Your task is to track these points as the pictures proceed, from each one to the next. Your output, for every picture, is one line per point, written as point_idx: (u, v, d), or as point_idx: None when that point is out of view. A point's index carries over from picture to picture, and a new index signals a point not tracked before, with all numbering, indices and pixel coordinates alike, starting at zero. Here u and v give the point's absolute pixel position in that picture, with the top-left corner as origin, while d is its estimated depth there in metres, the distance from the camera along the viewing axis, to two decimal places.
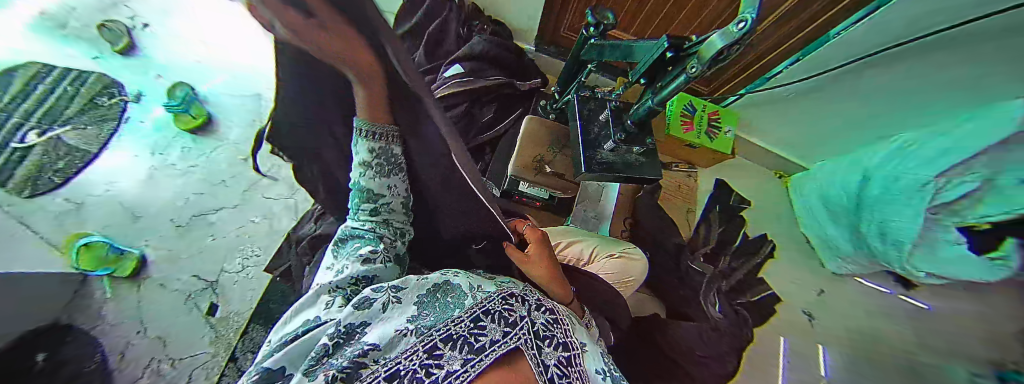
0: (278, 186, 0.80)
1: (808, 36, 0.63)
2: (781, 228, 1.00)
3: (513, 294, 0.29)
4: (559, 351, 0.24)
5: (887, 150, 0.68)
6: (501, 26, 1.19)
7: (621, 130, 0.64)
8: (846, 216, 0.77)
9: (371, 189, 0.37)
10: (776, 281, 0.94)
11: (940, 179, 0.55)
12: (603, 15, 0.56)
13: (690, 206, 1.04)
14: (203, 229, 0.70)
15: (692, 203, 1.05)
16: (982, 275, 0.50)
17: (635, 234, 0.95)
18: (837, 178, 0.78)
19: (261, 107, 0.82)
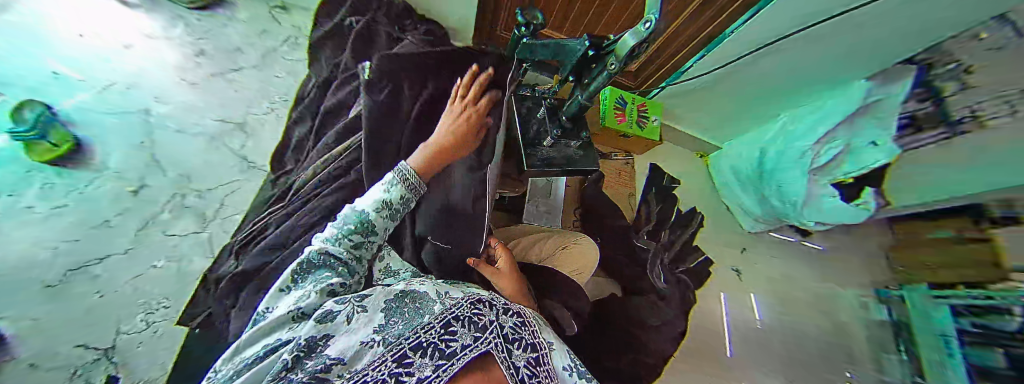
0: (184, 220, 0.64)
1: (712, 33, 0.75)
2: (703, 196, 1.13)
3: (481, 299, 0.32)
4: (527, 352, 0.28)
5: (775, 129, 0.89)
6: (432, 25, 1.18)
7: (558, 127, 0.70)
8: (754, 183, 0.95)
9: (346, 227, 0.39)
10: (710, 245, 1.03)
11: (818, 145, 0.76)
12: (532, 13, 0.48)
13: (631, 191, 1.14)
14: (84, 286, 0.52)
15: (631, 187, 1.14)
16: (850, 215, 0.74)
17: (586, 221, 1.03)
18: (746, 150, 0.97)
19: (154, 120, 0.70)
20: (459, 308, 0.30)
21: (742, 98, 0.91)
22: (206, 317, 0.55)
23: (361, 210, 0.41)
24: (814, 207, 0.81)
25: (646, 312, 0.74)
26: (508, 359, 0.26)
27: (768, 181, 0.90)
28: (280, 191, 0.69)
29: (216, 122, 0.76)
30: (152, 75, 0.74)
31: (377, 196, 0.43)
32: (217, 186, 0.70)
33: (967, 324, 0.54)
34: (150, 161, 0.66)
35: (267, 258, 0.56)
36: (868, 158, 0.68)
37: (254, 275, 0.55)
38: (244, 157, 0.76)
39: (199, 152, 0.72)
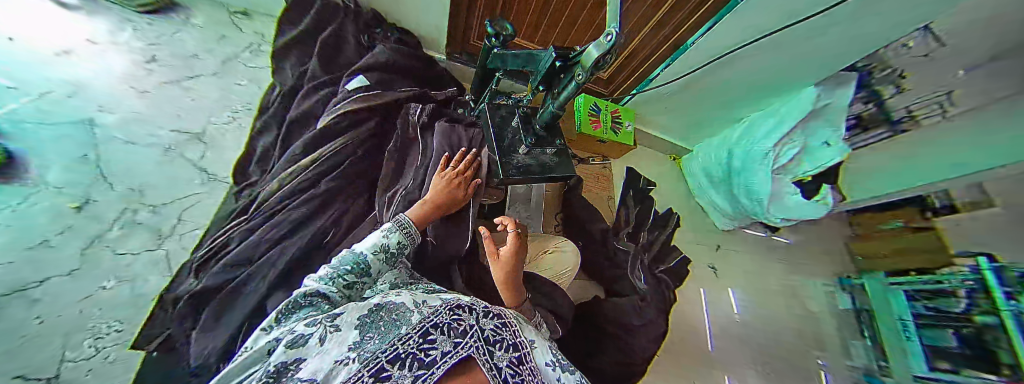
0: (137, 236, 0.72)
1: (677, 41, 0.89)
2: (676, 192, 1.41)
3: (461, 306, 0.40)
4: (509, 353, 0.36)
5: (741, 129, 1.13)
6: (405, 34, 1.20)
7: (532, 135, 0.71)
8: (723, 183, 1.19)
9: (336, 271, 0.49)
10: (685, 243, 1.28)
11: (777, 147, 0.98)
12: (500, 25, 0.65)
13: (609, 194, 1.34)
14: (18, 312, 0.56)
15: (608, 191, 1.35)
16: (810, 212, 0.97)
17: (567, 225, 1.19)
18: (712, 155, 1.23)
19: (100, 131, 0.77)
20: (434, 320, 0.36)
21: (711, 103, 1.12)
22: (164, 340, 0.63)
23: (359, 253, 0.51)
24: (777, 205, 1.03)
25: (631, 314, 0.94)
26: (489, 359, 0.33)
27: (737, 179, 1.11)
28: (247, 204, 0.80)
29: (172, 133, 0.86)
30: (97, 82, 0.83)
31: (376, 241, 0.55)
32: (174, 200, 0.79)
33: (920, 308, 0.76)
34: (94, 172, 0.73)
35: (234, 273, 0.68)
36: (827, 155, 0.92)
37: (220, 291, 0.66)
38: (206, 171, 0.86)
39: (156, 163, 0.81)
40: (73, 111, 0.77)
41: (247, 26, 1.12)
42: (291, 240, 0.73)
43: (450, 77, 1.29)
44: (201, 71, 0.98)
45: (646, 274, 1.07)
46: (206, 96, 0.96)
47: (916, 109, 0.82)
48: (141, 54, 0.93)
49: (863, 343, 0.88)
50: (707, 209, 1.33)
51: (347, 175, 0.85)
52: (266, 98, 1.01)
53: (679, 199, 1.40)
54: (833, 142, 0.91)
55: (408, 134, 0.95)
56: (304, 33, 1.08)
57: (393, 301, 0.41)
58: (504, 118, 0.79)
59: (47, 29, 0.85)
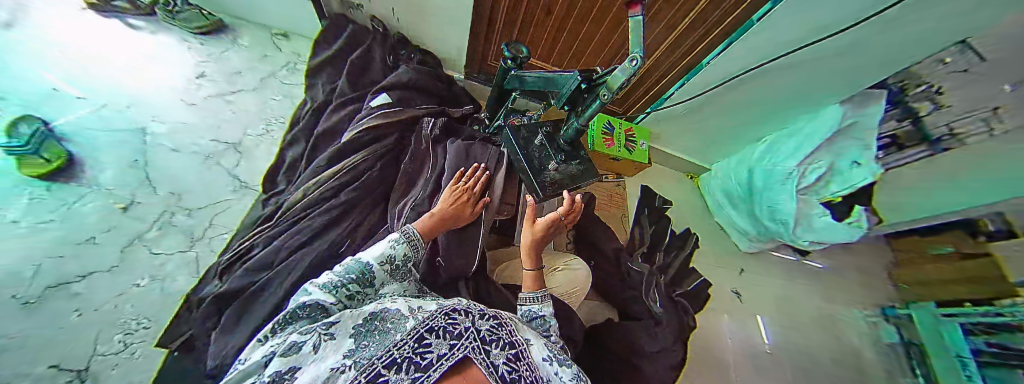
0: (171, 237, 0.78)
1: (689, 63, 0.88)
2: (693, 214, 1.37)
3: (456, 310, 0.43)
4: (507, 351, 0.39)
5: (763, 147, 1.06)
6: (428, 55, 1.31)
7: (560, 152, 0.76)
8: (744, 204, 1.15)
9: (338, 280, 0.50)
10: (705, 267, 1.22)
11: (801, 167, 0.93)
12: (517, 49, 0.65)
13: (624, 213, 1.28)
14: (60, 304, 0.62)
15: (624, 210, 1.29)
16: (840, 231, 0.91)
17: (580, 243, 1.18)
18: (732, 175, 1.18)
19: (150, 139, 0.88)
20: (429, 325, 0.39)
21: (729, 122, 1.09)
22: (185, 340, 0.66)
23: (366, 263, 0.54)
24: (805, 226, 0.98)
25: (645, 338, 0.91)
26: (486, 357, 0.35)
27: (758, 199, 1.07)
28: (271, 212, 0.85)
29: (211, 142, 0.95)
30: (154, 96, 0.95)
31: (383, 252, 0.57)
32: (209, 204, 0.86)
33: (981, 344, 0.75)
34: (143, 177, 0.82)
35: (251, 279, 0.71)
36: (858, 174, 0.84)
37: (240, 296, 0.69)
38: (238, 178, 0.93)
39: (196, 170, 0.89)
40: (130, 121, 0.89)
41: (286, 46, 1.24)
42: (308, 248, 0.76)
43: (468, 96, 1.35)
44: (245, 86, 1.09)
45: (663, 298, 1.04)
46: (245, 109, 1.05)
47: (957, 128, 0.72)
48: (192, 70, 1.05)
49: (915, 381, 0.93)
50: (727, 228, 1.29)
51: (368, 185, 0.89)
52: (297, 112, 1.09)
53: (696, 221, 1.35)
54: (863, 161, 0.83)
55: (421, 148, 1.00)
56: (337, 52, 1.16)
57: (385, 310, 0.45)
58: (528, 134, 0.79)
59: (122, 49, 1.00)
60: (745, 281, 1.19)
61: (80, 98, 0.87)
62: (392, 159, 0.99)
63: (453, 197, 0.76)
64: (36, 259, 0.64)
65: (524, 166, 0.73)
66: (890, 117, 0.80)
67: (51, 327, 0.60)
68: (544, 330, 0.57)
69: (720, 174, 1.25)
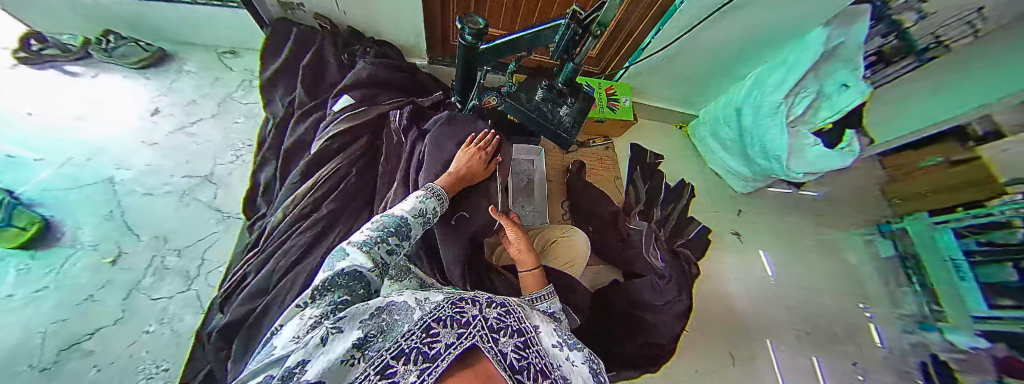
0: (169, 280, 0.84)
1: (663, 7, 0.84)
2: (687, 163, 1.35)
3: (465, 299, 0.40)
4: (514, 339, 0.37)
5: (747, 85, 1.08)
6: (387, 47, 1.19)
7: (564, 97, 0.87)
8: (735, 146, 1.16)
9: (376, 235, 0.49)
10: (703, 215, 1.21)
11: (790, 97, 0.91)
12: (472, 20, 0.59)
13: (617, 175, 1.29)
14: (78, 362, 0.71)
15: (616, 173, 1.30)
16: (828, 160, 0.88)
17: (576, 214, 1.18)
18: (720, 119, 1.19)
19: (120, 187, 0.92)
20: (436, 315, 0.36)
21: (707, 63, 1.06)
22: (206, 373, 0.72)
23: (401, 216, 0.55)
24: (797, 159, 0.94)
25: (647, 290, 0.93)
26: (493, 346, 0.34)
27: (748, 138, 1.06)
28: (255, 239, 0.88)
29: (184, 178, 0.97)
30: (110, 140, 0.97)
31: (415, 204, 0.61)
32: (196, 241, 0.90)
33: (972, 245, 0.67)
34: (122, 226, 0.87)
35: (249, 306, 0.75)
36: (846, 98, 0.81)
37: (244, 322, 0.73)
38: (220, 210, 0.95)
39: (173, 209, 0.92)
40: (97, 173, 0.93)
41: (237, 64, 1.21)
42: (299, 267, 0.78)
43: (436, 83, 1.28)
44: (205, 115, 1.09)
45: (664, 252, 0.99)
46: (210, 139, 1.05)
47: (943, 34, 0.68)
48: (143, 108, 1.05)
49: (914, 290, 0.81)
50: (723, 175, 1.27)
51: (347, 193, 0.89)
52: (262, 131, 1.06)
53: (691, 170, 1.33)
54: (853, 83, 0.80)
55: (393, 141, 0.98)
56: (289, 58, 1.08)
57: (394, 302, 0.39)
58: (530, 89, 0.90)
59: (71, 100, 1.03)
60: (742, 221, 1.19)
61: (40, 159, 0.92)
62: (361, 163, 0.95)
63: (468, 156, 0.81)
64: (46, 323, 0.73)
65: (543, 125, 0.85)
66: (874, 34, 0.76)
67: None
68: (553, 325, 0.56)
69: (710, 120, 1.26)
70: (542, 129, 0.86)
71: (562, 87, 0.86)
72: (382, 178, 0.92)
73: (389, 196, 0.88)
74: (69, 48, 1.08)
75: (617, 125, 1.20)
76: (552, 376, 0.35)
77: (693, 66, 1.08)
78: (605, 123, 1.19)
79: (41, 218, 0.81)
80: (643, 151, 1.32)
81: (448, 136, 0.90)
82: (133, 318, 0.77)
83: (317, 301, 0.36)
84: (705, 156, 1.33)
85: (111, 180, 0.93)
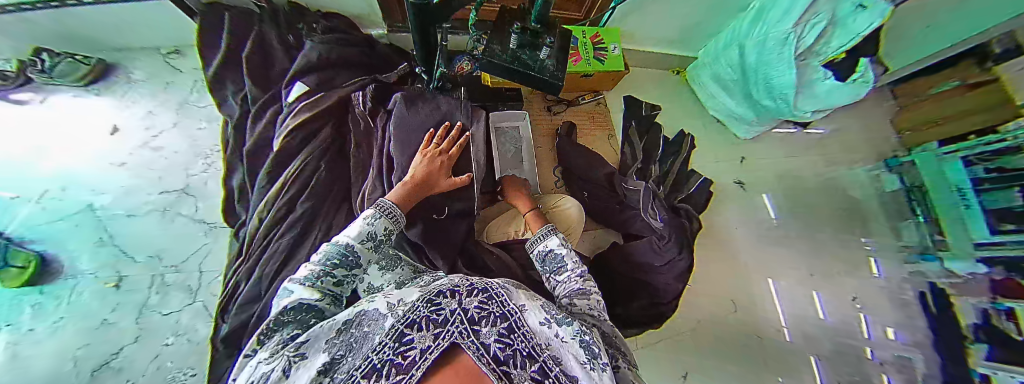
0: (174, 296, 0.79)
1: None
2: (687, 111, 1.23)
3: (442, 294, 0.33)
4: (499, 327, 0.29)
5: (750, 18, 0.91)
6: (337, 20, 1.03)
7: (547, 47, 0.85)
8: (737, 86, 1.02)
9: (320, 268, 0.45)
10: (704, 166, 1.09)
11: (797, 27, 0.76)
12: None
13: (610, 132, 1.17)
14: (113, 378, 0.70)
15: (609, 128, 1.18)
16: (846, 93, 0.76)
17: (568, 180, 1.09)
18: (722, 60, 1.04)
19: (103, 213, 0.85)
20: (411, 318, 0.29)
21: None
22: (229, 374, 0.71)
23: (346, 243, 0.48)
24: (805, 95, 0.84)
25: (650, 253, 0.83)
26: (473, 341, 0.26)
27: (754, 76, 0.92)
28: (241, 247, 0.82)
29: (161, 195, 0.90)
30: (79, 166, 0.90)
31: (362, 229, 0.53)
32: (189, 256, 0.84)
33: (980, 172, 0.71)
34: (116, 251, 0.82)
35: (248, 312, 0.72)
36: (863, 22, 0.68)
37: (246, 329, 0.71)
38: (204, 221, 0.89)
39: (160, 226, 0.86)
40: (75, 202, 0.85)
41: (181, 64, 1.07)
42: (288, 271, 0.74)
43: (398, 54, 1.14)
44: (165, 126, 0.98)
45: (664, 211, 0.87)
46: (177, 150, 0.96)
47: None
48: (105, 126, 0.95)
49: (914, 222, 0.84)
50: (722, 119, 1.17)
51: (320, 190, 0.82)
52: (224, 136, 0.94)
53: (691, 118, 1.21)
54: (869, 4, 0.66)
55: (361, 128, 0.90)
56: (229, 51, 0.92)
57: (365, 311, 0.34)
58: (502, 36, 0.84)
59: (35, 125, 0.93)
60: (747, 170, 1.06)
61: (17, 196, 0.84)
62: (331, 157, 0.86)
63: (427, 158, 0.75)
64: (72, 349, 0.72)
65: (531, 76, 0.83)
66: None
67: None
68: (557, 263, 0.57)
69: (707, 61, 1.13)
70: (531, 79, 0.84)
71: (537, 27, 0.80)
72: (359, 168, 0.86)
73: (364, 188, 0.82)
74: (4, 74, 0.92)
75: (608, 77, 1.07)
76: (543, 361, 0.28)
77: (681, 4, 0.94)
78: (593, 76, 1.06)
79: (36, 255, 0.77)
80: (638, 103, 1.20)
81: (413, 129, 0.82)
82: (150, 329, 0.75)
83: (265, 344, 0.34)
84: (705, 103, 1.21)
85: (93, 207, 0.85)
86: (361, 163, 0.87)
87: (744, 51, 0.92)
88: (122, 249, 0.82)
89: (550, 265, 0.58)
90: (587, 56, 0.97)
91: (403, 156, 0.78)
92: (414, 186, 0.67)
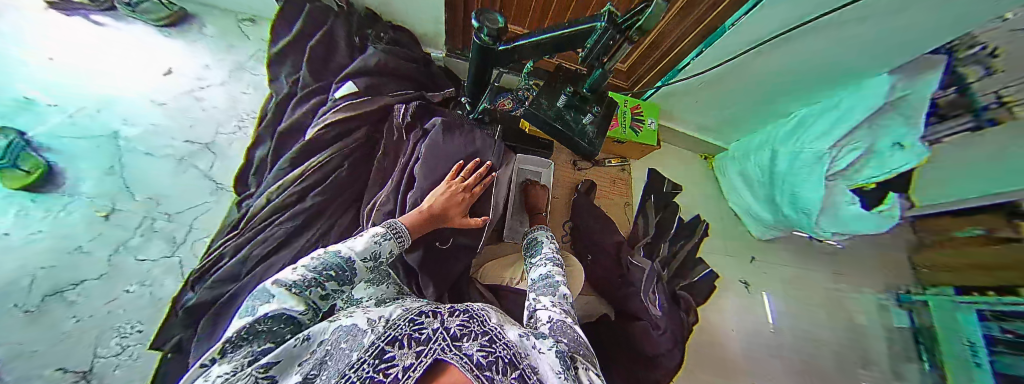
0: (155, 243, 0.75)
1: (710, 26, 0.72)
2: (709, 201, 1.22)
3: (427, 313, 0.32)
4: (479, 339, 0.28)
5: (789, 126, 0.92)
6: (401, 32, 1.06)
7: (592, 115, 0.86)
8: (762, 190, 1.01)
9: (314, 276, 0.38)
10: (714, 256, 1.10)
11: (834, 149, 0.78)
12: (490, 17, 0.43)
13: (627, 200, 1.15)
14: (60, 311, 0.64)
15: (627, 196, 1.16)
16: (870, 223, 0.78)
17: (576, 239, 1.02)
18: (751, 158, 1.05)
19: (124, 144, 0.81)
20: (392, 335, 0.29)
21: (754, 97, 0.91)
22: (176, 343, 0.65)
23: (347, 256, 0.42)
24: (831, 217, 0.83)
25: (641, 340, 0.82)
26: (456, 352, 0.25)
27: (779, 183, 0.93)
28: (240, 219, 0.78)
29: (185, 143, 0.87)
30: (127, 96, 0.86)
31: (369, 245, 0.47)
32: (187, 208, 0.81)
33: (995, 330, 0.63)
34: (121, 184, 0.78)
35: (222, 289, 0.67)
36: (898, 159, 0.68)
37: (211, 307, 0.66)
38: (214, 179, 0.86)
39: (172, 176, 0.83)
40: (103, 124, 0.82)
41: (252, 32, 1.06)
42: (277, 258, 0.70)
43: (447, 77, 1.14)
44: (213, 80, 0.96)
45: (663, 297, 0.91)
46: (217, 105, 0.94)
47: None
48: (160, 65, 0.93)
49: (922, 368, 0.82)
50: (742, 217, 1.15)
51: (338, 186, 0.80)
52: (265, 108, 0.95)
53: (712, 208, 1.20)
54: (908, 143, 0.66)
55: (392, 139, 0.88)
56: (297, 35, 0.96)
57: (344, 326, 0.32)
58: (552, 93, 0.85)
59: (98, 55, 0.89)
60: (755, 271, 1.09)
61: (52, 104, 0.79)
62: (356, 155, 0.85)
63: (448, 188, 0.70)
64: (32, 268, 0.65)
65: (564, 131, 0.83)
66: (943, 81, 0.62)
67: (56, 332, 0.62)
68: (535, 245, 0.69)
69: (738, 156, 1.12)
70: (571, 141, 0.86)
71: (587, 93, 0.83)
72: (380, 173, 0.84)
73: (376, 201, 0.78)
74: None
75: (639, 148, 1.06)
76: (523, 369, 0.27)
77: (734, 95, 0.93)
78: (625, 144, 1.05)
79: (46, 163, 0.72)
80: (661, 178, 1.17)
81: (441, 158, 0.79)
82: (122, 271, 0.71)
83: (228, 356, 0.28)
84: (726, 194, 1.21)
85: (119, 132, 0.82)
86: (384, 169, 0.85)
87: (776, 155, 0.93)
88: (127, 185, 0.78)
89: (531, 250, 0.69)
90: (624, 123, 0.97)
91: (427, 180, 0.75)
92: (423, 213, 0.63)
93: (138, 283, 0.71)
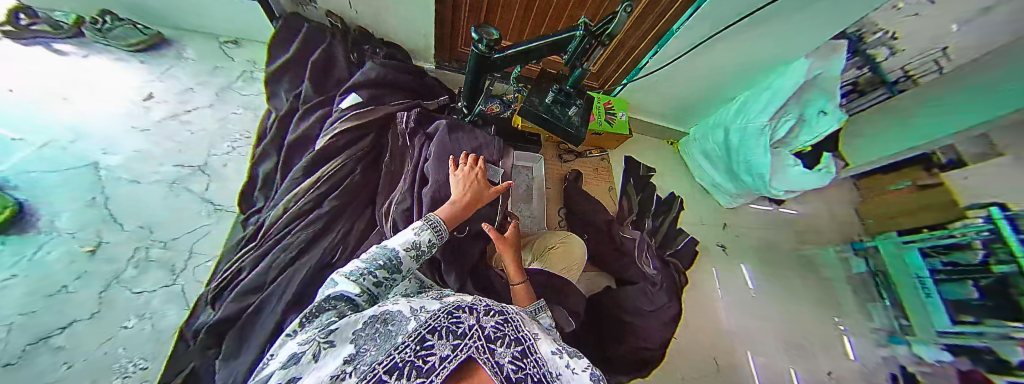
0: (151, 274, 0.73)
1: (660, 30, 0.95)
2: (675, 178, 1.46)
3: (459, 308, 0.34)
4: (512, 347, 0.31)
5: (733, 107, 1.20)
6: (395, 49, 1.17)
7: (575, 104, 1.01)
8: (722, 163, 1.28)
9: (366, 266, 0.43)
10: (692, 225, 1.33)
11: (772, 121, 1.04)
12: (486, 30, 0.61)
13: (611, 185, 1.36)
14: (47, 359, 0.59)
15: (610, 181, 1.37)
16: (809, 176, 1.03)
17: (572, 221, 1.22)
18: (709, 138, 1.30)
19: (105, 173, 0.80)
20: (431, 326, 0.30)
21: (699, 84, 1.16)
22: (190, 372, 0.63)
23: (392, 249, 0.48)
24: (780, 178, 1.08)
25: (639, 298, 0.98)
26: (490, 356, 0.27)
27: (736, 157, 1.18)
28: (250, 234, 0.79)
29: (175, 167, 0.87)
30: (102, 124, 0.85)
31: (408, 238, 0.52)
32: (183, 234, 0.79)
33: (938, 264, 0.92)
34: (105, 215, 0.75)
35: (246, 301, 0.67)
36: (825, 123, 0.97)
37: (237, 321, 0.65)
38: (210, 201, 0.85)
39: (161, 199, 0.82)
40: (80, 156, 0.80)
41: (237, 54, 1.11)
42: (302, 265, 0.71)
43: (442, 87, 1.26)
44: (199, 104, 0.99)
45: (656, 261, 1.10)
46: (205, 127, 0.95)
47: (910, 67, 0.89)
48: (139, 92, 0.94)
49: (884, 304, 1.10)
50: (710, 189, 1.41)
51: (351, 190, 0.83)
52: (263, 125, 0.97)
53: (681, 182, 1.45)
54: (829, 110, 0.96)
55: (398, 145, 0.94)
56: (296, 56, 1.01)
57: (389, 310, 0.34)
58: (541, 93, 1.05)
59: (37, 71, 0.89)
60: (729, 234, 1.33)
61: (19, 138, 0.77)
62: (364, 167, 0.89)
63: (458, 179, 0.74)
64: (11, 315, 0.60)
65: (558, 123, 1.00)
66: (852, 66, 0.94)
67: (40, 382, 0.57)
68: None
69: (699, 138, 1.38)
70: (553, 126, 1.02)
71: (570, 90, 1.00)
72: (391, 177, 0.89)
73: (393, 198, 0.83)
74: (59, 25, 0.94)
75: (614, 138, 1.28)
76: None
77: (692, 82, 1.16)
78: (602, 135, 1.26)
79: (14, 201, 0.67)
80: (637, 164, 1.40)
81: (450, 150, 0.88)
82: (111, 304, 0.67)
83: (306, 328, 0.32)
84: (694, 172, 1.47)
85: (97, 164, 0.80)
86: (393, 172, 0.90)
87: (729, 133, 1.19)
88: (103, 219, 0.74)
89: None
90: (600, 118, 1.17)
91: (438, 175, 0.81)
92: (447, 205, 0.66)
93: (137, 317, 0.67)
